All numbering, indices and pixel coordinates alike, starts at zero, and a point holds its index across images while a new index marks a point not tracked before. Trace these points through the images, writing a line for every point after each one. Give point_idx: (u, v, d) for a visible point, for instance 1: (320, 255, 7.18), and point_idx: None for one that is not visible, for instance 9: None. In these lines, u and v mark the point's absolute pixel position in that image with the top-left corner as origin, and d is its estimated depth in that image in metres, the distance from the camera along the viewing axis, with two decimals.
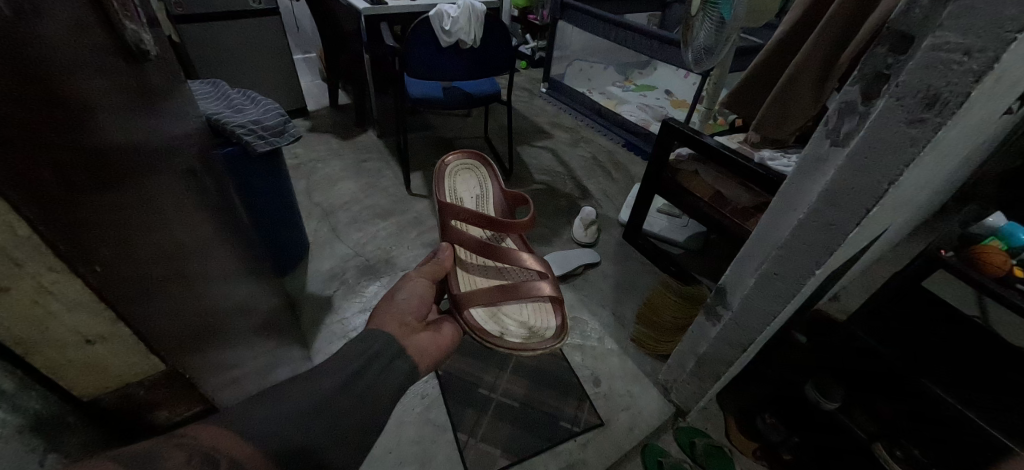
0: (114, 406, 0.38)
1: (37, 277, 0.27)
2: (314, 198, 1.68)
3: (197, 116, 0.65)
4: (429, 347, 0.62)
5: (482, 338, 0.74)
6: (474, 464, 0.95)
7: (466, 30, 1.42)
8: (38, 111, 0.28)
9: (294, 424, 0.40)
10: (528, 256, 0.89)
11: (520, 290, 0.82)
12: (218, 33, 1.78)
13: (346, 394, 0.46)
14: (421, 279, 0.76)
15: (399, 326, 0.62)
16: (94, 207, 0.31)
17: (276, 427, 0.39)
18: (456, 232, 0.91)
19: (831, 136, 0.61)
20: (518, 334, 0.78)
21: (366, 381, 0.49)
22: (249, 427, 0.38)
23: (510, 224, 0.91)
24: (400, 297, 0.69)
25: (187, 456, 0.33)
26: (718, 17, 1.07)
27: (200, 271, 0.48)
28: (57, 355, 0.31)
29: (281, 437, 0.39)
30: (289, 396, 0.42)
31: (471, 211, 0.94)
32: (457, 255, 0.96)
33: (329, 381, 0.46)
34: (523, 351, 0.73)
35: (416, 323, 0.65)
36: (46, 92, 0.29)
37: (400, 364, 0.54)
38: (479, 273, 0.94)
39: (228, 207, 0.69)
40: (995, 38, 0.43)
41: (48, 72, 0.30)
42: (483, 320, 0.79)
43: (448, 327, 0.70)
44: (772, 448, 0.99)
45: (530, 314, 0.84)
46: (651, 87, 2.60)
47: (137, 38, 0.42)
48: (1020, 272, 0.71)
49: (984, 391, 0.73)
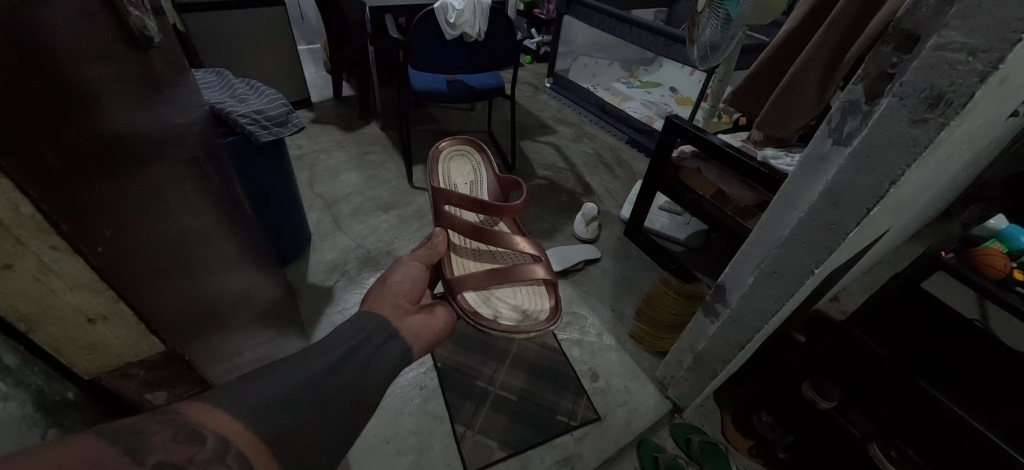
0: (113, 385, 0.38)
1: (39, 256, 0.28)
2: (317, 189, 1.69)
3: (201, 108, 0.66)
4: (424, 330, 0.63)
5: (473, 322, 0.75)
6: (470, 456, 0.96)
7: (471, 23, 1.41)
8: (43, 93, 0.28)
9: (286, 404, 0.41)
10: (521, 239, 0.90)
11: (514, 273, 0.83)
12: (222, 22, 1.78)
13: (337, 377, 0.46)
14: (415, 263, 0.77)
15: (394, 309, 0.63)
16: (98, 191, 0.32)
17: (266, 406, 0.39)
18: (451, 217, 0.92)
19: (833, 135, 0.61)
20: (511, 318, 0.78)
21: (359, 366, 0.49)
22: (241, 405, 0.38)
23: (503, 208, 0.92)
24: (395, 280, 0.70)
25: (173, 432, 0.34)
26: (725, 14, 1.06)
27: (201, 258, 0.48)
28: (61, 333, 0.32)
29: (273, 416, 0.39)
30: (280, 379, 0.42)
31: (463, 195, 0.94)
32: (450, 240, 0.96)
33: (320, 363, 0.46)
34: (515, 334, 0.74)
35: (409, 306, 0.67)
36: (52, 75, 0.29)
37: (390, 352, 0.55)
38: (470, 257, 0.94)
39: (231, 196, 0.69)
40: (1000, 38, 0.42)
41: (54, 57, 0.30)
42: (476, 303, 0.80)
43: (439, 312, 0.71)
44: (768, 447, 1.01)
45: (525, 297, 0.85)
46: (657, 84, 2.59)
47: (141, 24, 0.43)
48: (1019, 275, 0.71)
49: (981, 392, 0.74)
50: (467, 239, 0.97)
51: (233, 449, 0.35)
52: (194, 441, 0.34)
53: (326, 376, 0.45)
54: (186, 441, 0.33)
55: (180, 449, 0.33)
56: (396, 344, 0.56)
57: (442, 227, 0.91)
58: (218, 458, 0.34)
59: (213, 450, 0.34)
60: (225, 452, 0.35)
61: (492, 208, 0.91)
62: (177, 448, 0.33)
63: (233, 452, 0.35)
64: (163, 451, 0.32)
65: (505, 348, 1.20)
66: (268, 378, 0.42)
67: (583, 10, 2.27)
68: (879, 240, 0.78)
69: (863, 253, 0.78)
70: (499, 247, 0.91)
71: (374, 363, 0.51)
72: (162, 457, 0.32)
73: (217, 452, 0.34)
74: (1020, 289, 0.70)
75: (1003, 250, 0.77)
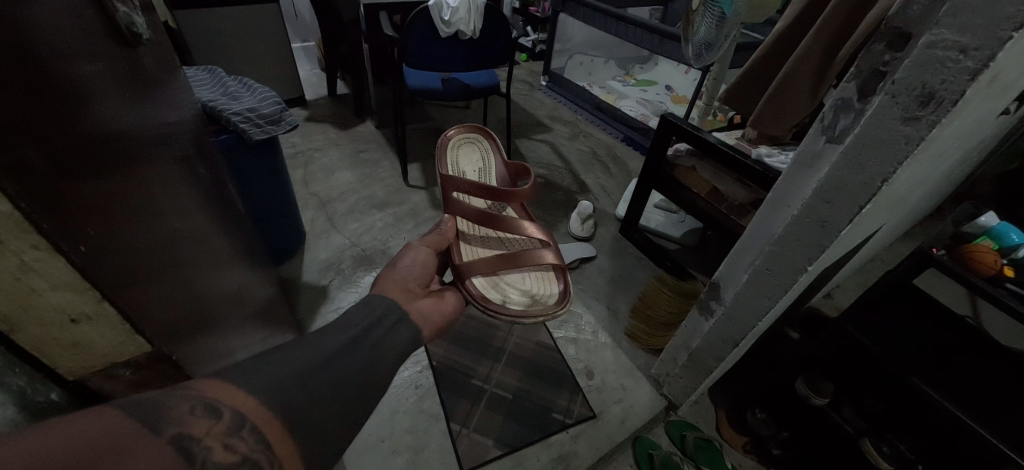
0: (98, 386, 0.37)
1: (20, 255, 0.27)
2: (312, 187, 1.68)
3: (193, 106, 0.65)
4: (431, 314, 0.63)
5: (482, 306, 0.75)
6: (466, 454, 0.96)
7: (466, 21, 1.41)
8: (25, 91, 0.28)
9: (299, 382, 0.40)
10: (529, 224, 0.90)
11: (522, 258, 0.83)
12: (214, 20, 1.76)
13: (349, 356, 0.46)
14: (423, 248, 0.77)
15: (402, 292, 0.63)
16: (82, 191, 0.31)
17: (280, 383, 0.39)
18: (458, 204, 0.92)
19: (826, 132, 0.61)
20: (520, 302, 0.78)
21: (369, 348, 0.49)
22: (255, 382, 0.38)
23: (511, 194, 0.92)
24: (402, 264, 0.70)
25: (190, 405, 0.34)
26: (719, 12, 1.06)
27: (192, 259, 0.48)
28: (43, 334, 0.31)
29: (286, 394, 0.39)
30: (294, 356, 0.42)
31: (472, 182, 0.94)
32: (458, 228, 0.96)
33: (331, 343, 0.46)
34: (524, 319, 0.73)
35: (419, 290, 0.67)
36: (36, 72, 0.29)
37: (401, 333, 0.54)
38: (479, 244, 0.94)
39: (223, 195, 0.68)
40: (991, 36, 0.43)
41: (39, 54, 0.30)
42: (485, 289, 0.80)
43: (449, 296, 0.72)
44: (762, 444, 1.01)
45: (533, 283, 0.84)
46: (651, 82, 2.60)
47: (129, 21, 0.42)
48: (1009, 272, 0.72)
49: (974, 387, 0.75)
50: (476, 227, 0.97)
51: (249, 423, 0.36)
52: (210, 415, 0.34)
53: (338, 354, 0.45)
54: (203, 415, 0.34)
55: (197, 422, 0.33)
56: (406, 326, 0.56)
57: (451, 215, 0.92)
58: (233, 432, 0.35)
59: (229, 424, 0.35)
60: (241, 426, 0.35)
61: (501, 194, 0.92)
62: (194, 421, 0.33)
63: (249, 427, 0.35)
64: (180, 424, 0.33)
65: (500, 347, 1.20)
66: (281, 357, 0.42)
67: (578, 9, 2.27)
68: (871, 237, 0.79)
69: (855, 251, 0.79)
70: (508, 233, 0.91)
71: (385, 346, 0.51)
72: (180, 429, 0.32)
73: (232, 426, 0.35)
74: (1009, 286, 0.71)
75: (993, 247, 0.77)
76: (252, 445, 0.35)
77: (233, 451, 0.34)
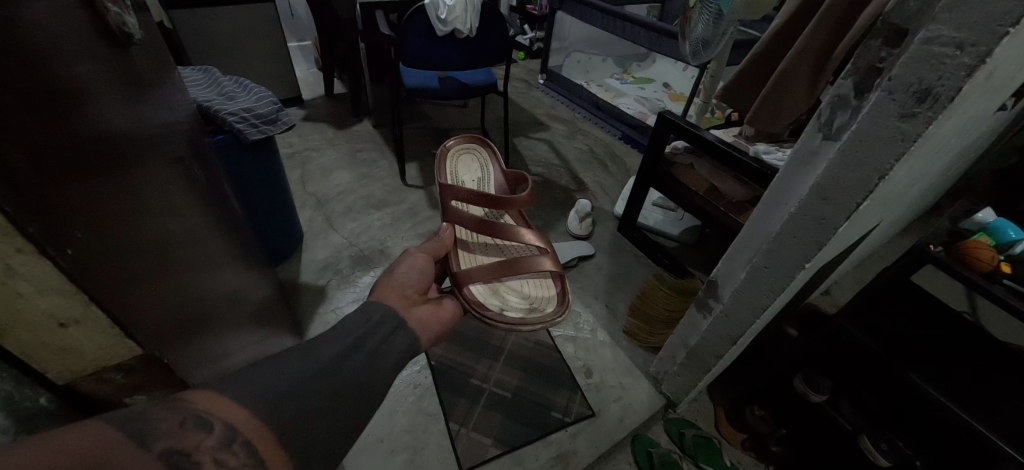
0: (86, 389, 0.37)
1: (5, 259, 0.27)
2: (309, 187, 1.67)
3: (189, 107, 0.64)
4: (429, 322, 0.63)
5: (480, 314, 0.74)
6: (465, 453, 0.96)
7: (463, 20, 1.39)
8: (15, 93, 0.28)
9: (291, 391, 0.40)
10: (527, 231, 0.90)
11: (521, 265, 0.82)
12: (210, 19, 1.75)
13: (347, 362, 0.46)
14: (421, 255, 0.76)
15: (398, 298, 0.63)
16: (71, 194, 0.31)
17: (272, 392, 0.39)
18: (456, 211, 0.91)
19: (823, 129, 0.61)
20: (519, 309, 0.78)
21: (367, 354, 0.49)
22: (245, 391, 0.38)
23: (510, 200, 0.91)
24: (399, 271, 0.70)
25: (181, 419, 0.34)
26: (716, 9, 1.05)
27: (186, 261, 0.47)
28: (29, 337, 0.31)
29: (277, 404, 0.39)
30: (287, 363, 0.42)
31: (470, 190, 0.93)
32: (457, 235, 0.95)
33: (328, 349, 0.47)
34: (522, 327, 0.73)
35: (416, 296, 0.67)
36: (23, 74, 0.29)
37: (400, 336, 0.55)
38: (480, 252, 0.93)
39: (219, 197, 0.67)
40: (988, 32, 0.42)
41: (28, 57, 0.30)
42: (484, 296, 0.80)
43: (447, 303, 0.71)
44: (760, 440, 1.02)
45: (533, 289, 0.85)
46: (649, 80, 2.60)
47: (120, 21, 0.42)
48: (1006, 268, 0.72)
49: (976, 386, 0.74)
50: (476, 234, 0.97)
51: (240, 436, 0.35)
52: (201, 428, 0.34)
53: (334, 363, 0.45)
54: (194, 429, 0.34)
55: (187, 436, 0.33)
56: (404, 331, 0.56)
57: (449, 223, 0.91)
58: (224, 446, 0.34)
59: (219, 438, 0.34)
60: (232, 440, 0.35)
61: (499, 202, 0.91)
62: (184, 434, 0.33)
63: (240, 439, 0.35)
64: (169, 438, 0.32)
65: (498, 346, 1.20)
66: (275, 364, 0.42)
67: (575, 6, 2.26)
68: (868, 234, 0.79)
69: (852, 247, 0.79)
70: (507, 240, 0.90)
71: (382, 351, 0.51)
72: (169, 444, 0.32)
73: (223, 440, 0.34)
74: (1006, 281, 0.71)
75: (988, 243, 0.77)
76: (243, 458, 0.35)
77: (224, 467, 0.33)
